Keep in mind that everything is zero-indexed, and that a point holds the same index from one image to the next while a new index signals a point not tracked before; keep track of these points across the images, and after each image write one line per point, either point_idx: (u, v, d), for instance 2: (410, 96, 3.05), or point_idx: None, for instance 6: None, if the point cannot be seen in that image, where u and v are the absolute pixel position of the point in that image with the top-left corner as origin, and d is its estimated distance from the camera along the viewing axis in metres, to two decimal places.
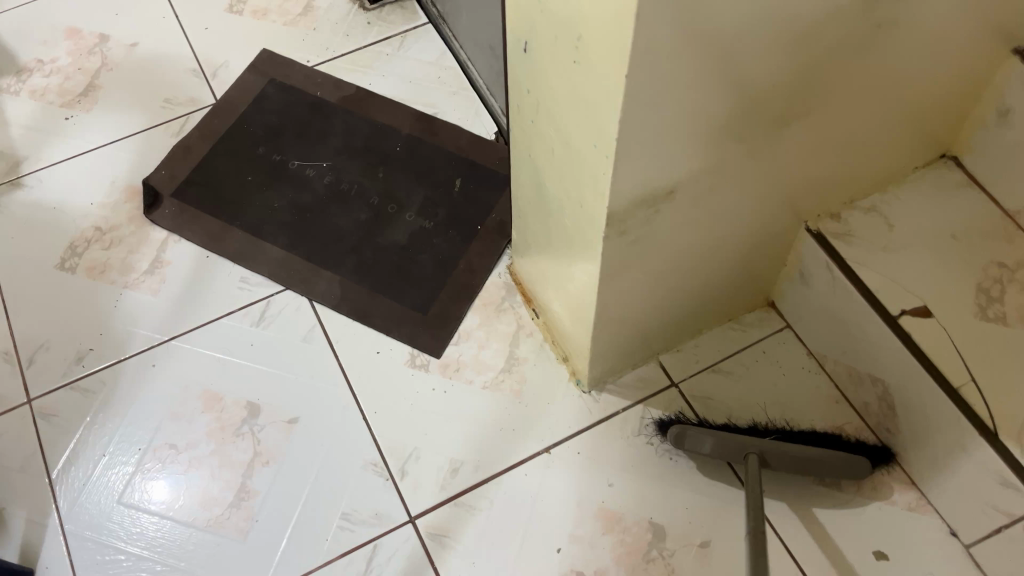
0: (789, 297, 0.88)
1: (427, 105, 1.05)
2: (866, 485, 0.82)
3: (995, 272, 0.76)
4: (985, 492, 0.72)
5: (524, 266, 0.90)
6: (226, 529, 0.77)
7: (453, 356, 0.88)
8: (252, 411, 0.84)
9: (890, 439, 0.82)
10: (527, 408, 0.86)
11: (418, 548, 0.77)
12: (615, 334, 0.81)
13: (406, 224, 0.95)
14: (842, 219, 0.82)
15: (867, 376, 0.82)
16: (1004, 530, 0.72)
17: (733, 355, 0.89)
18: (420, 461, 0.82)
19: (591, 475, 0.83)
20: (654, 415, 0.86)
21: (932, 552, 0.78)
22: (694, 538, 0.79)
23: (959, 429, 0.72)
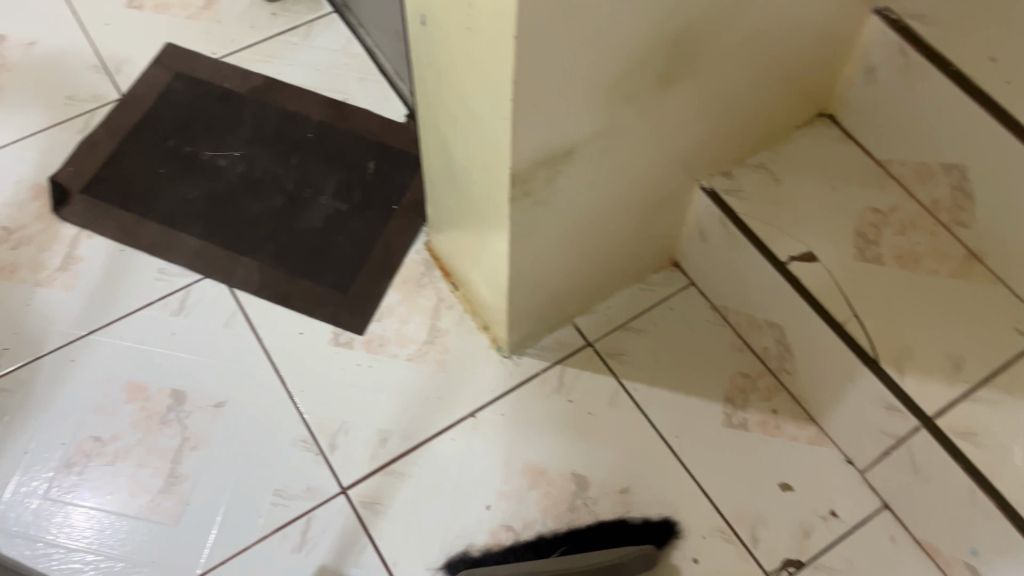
0: (689, 254, 0.94)
1: (339, 91, 1.10)
2: (771, 423, 0.87)
3: (871, 217, 0.82)
4: (873, 419, 0.77)
5: (440, 242, 0.94)
6: (158, 514, 0.81)
7: (375, 332, 0.92)
8: (177, 398, 0.87)
9: (788, 379, 0.88)
10: (450, 376, 0.90)
11: (352, 517, 0.81)
12: (529, 300, 0.84)
13: (322, 207, 0.99)
14: (732, 177, 0.85)
15: (763, 321, 0.87)
16: (892, 452, 0.77)
17: (642, 311, 0.95)
18: (349, 434, 0.86)
19: (515, 434, 0.87)
20: (572, 374, 0.91)
21: (831, 481, 0.84)
22: (614, 485, 0.84)
23: (846, 362, 0.77)
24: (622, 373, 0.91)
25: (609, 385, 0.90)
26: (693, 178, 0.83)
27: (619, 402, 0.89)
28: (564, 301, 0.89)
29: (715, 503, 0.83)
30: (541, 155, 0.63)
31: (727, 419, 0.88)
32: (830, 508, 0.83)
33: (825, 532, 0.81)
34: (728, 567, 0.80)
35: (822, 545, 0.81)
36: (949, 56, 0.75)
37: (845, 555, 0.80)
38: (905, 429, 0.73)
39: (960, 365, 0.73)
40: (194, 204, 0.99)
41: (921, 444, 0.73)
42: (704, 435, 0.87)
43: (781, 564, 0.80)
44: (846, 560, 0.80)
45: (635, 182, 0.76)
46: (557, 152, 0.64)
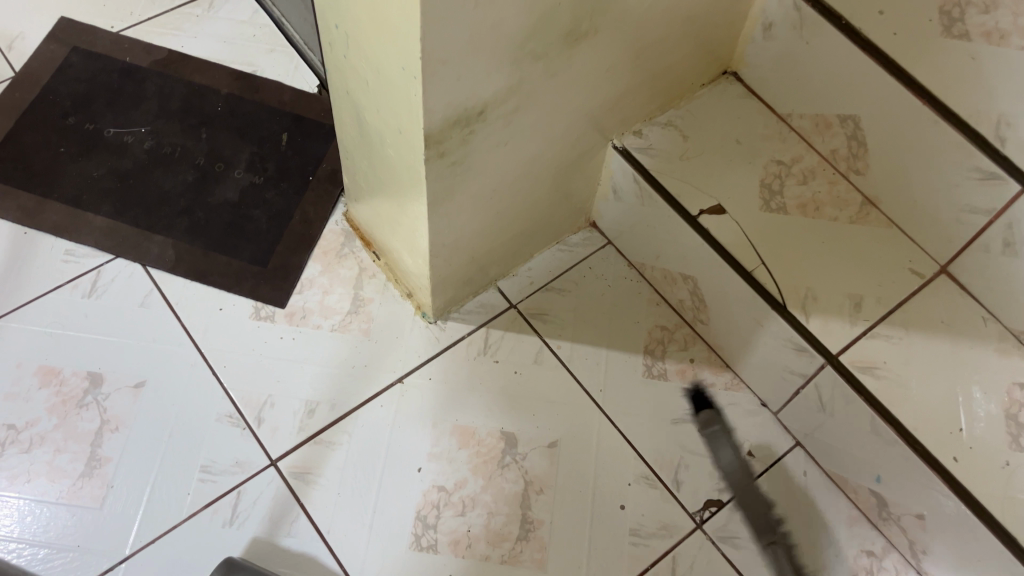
0: (605, 214, 0.96)
1: (247, 63, 1.07)
2: (689, 372, 0.91)
3: (775, 169, 0.85)
4: (783, 361, 0.81)
5: (358, 211, 0.93)
6: (81, 498, 0.79)
7: (297, 305, 0.91)
8: (94, 381, 0.85)
9: (704, 328, 0.92)
10: (375, 344, 0.90)
11: (283, 488, 0.81)
12: (450, 264, 0.85)
13: (236, 180, 0.98)
14: (643, 134, 0.87)
15: (677, 275, 0.90)
16: (801, 391, 0.82)
17: (562, 272, 0.96)
18: (276, 407, 0.85)
19: (444, 396, 0.88)
20: (497, 336, 0.92)
21: (747, 423, 0.88)
22: (543, 439, 0.86)
23: (756, 308, 0.80)
24: (545, 333, 0.93)
25: (534, 345, 0.92)
26: (604, 137, 0.85)
27: (544, 360, 0.91)
28: (486, 264, 0.90)
29: (639, 450, 0.86)
30: (453, 114, 0.63)
31: (648, 370, 0.91)
32: (747, 448, 0.87)
33: (743, 471, 0.86)
34: (654, 511, 0.83)
35: (740, 484, 0.85)
36: (840, 11, 0.77)
37: (762, 491, 0.85)
38: (812, 367, 0.78)
39: (859, 305, 0.77)
40: (100, 183, 0.96)
41: (827, 381, 0.77)
42: (627, 387, 0.90)
43: (702, 505, 0.84)
44: (762, 495, 0.85)
45: (549, 142, 0.78)
46: (469, 111, 0.65)
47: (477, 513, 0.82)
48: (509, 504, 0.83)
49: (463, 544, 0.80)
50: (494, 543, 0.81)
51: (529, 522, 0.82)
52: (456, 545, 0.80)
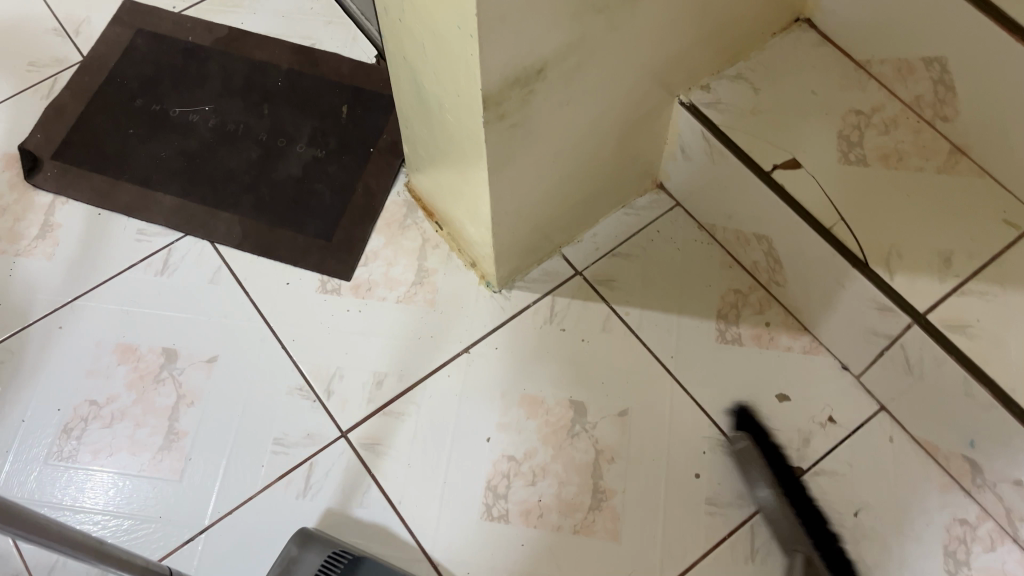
0: (673, 175, 0.93)
1: (306, 37, 1.07)
2: (765, 336, 0.87)
3: (853, 119, 0.81)
4: (866, 321, 0.77)
5: (419, 181, 0.92)
6: (160, 471, 0.81)
7: (362, 277, 0.91)
8: (169, 357, 0.87)
9: (779, 290, 0.88)
10: (441, 314, 0.89)
11: (353, 459, 0.82)
12: (514, 231, 0.83)
13: (298, 155, 0.98)
14: (711, 89, 0.84)
15: (751, 235, 0.86)
16: (886, 353, 0.78)
17: (629, 236, 0.94)
18: (345, 379, 0.86)
19: (511, 366, 0.87)
20: (563, 304, 0.90)
21: (828, 387, 0.85)
22: (613, 408, 0.84)
23: (835, 267, 0.76)
24: (613, 299, 0.90)
25: (601, 312, 0.90)
26: (670, 94, 0.82)
27: (612, 328, 0.89)
28: (550, 230, 0.88)
29: (713, 418, 0.84)
30: (512, 74, 0.61)
31: (721, 335, 0.87)
32: (828, 414, 0.83)
33: (825, 438, 0.82)
34: (730, 479, 0.81)
35: (821, 451, 0.82)
36: None
37: (844, 458, 0.81)
38: (897, 328, 0.73)
39: (949, 261, 0.72)
40: (168, 162, 0.97)
41: (915, 342, 0.73)
42: (699, 353, 0.87)
43: (782, 473, 0.81)
44: (845, 463, 0.81)
45: (612, 101, 0.75)
46: (529, 71, 0.62)
47: (548, 483, 0.81)
48: (580, 473, 0.81)
49: (534, 514, 0.79)
50: (566, 512, 0.79)
51: (600, 492, 0.80)
52: (527, 515, 0.79)
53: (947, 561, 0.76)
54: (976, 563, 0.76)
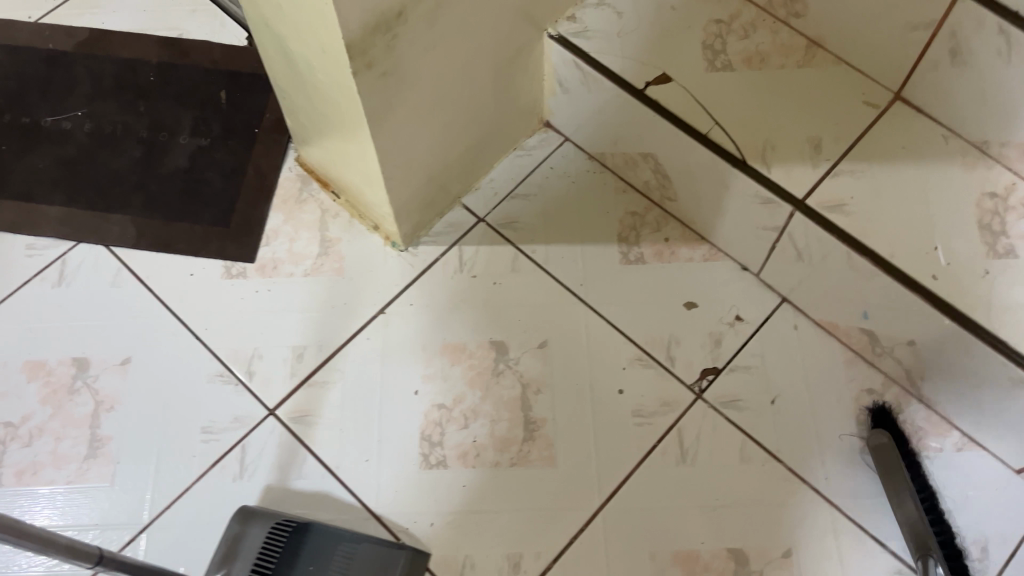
0: (556, 110, 0.94)
1: (172, 28, 1.05)
2: (667, 251, 0.90)
3: (715, 28, 0.84)
4: (753, 218, 0.81)
5: (309, 153, 0.92)
6: (89, 479, 0.80)
7: (267, 257, 0.91)
8: (81, 366, 0.85)
9: (672, 205, 0.91)
10: (351, 280, 0.90)
11: (285, 434, 0.82)
12: (408, 185, 0.84)
13: (183, 147, 0.96)
14: (577, 20, 0.86)
15: (638, 156, 0.89)
16: (777, 245, 0.81)
17: (524, 176, 0.95)
18: (265, 358, 0.85)
19: (427, 318, 0.88)
20: (471, 252, 0.91)
21: (731, 288, 0.88)
22: (533, 341, 0.87)
23: (717, 170, 0.79)
24: (517, 240, 0.92)
25: (508, 253, 0.91)
26: (538, 28, 0.83)
27: (521, 266, 0.90)
28: (445, 181, 0.89)
29: (629, 335, 0.87)
30: (371, 20, 0.62)
31: (625, 257, 0.90)
32: (735, 313, 0.87)
33: (735, 336, 0.86)
34: (652, 389, 0.84)
35: (733, 349, 0.86)
36: None
37: (756, 351, 0.85)
38: (782, 218, 0.77)
39: (819, 146, 0.76)
40: (47, 173, 0.94)
41: (800, 228, 0.77)
42: (606, 277, 0.89)
43: (700, 375, 0.84)
44: (757, 356, 0.85)
45: (480, 40, 0.76)
46: (387, 15, 0.63)
47: (480, 423, 0.83)
48: (510, 409, 0.83)
49: (471, 454, 0.81)
50: (502, 448, 0.82)
51: (531, 423, 0.83)
52: (464, 457, 0.81)
53: (860, 428, 0.82)
54: None
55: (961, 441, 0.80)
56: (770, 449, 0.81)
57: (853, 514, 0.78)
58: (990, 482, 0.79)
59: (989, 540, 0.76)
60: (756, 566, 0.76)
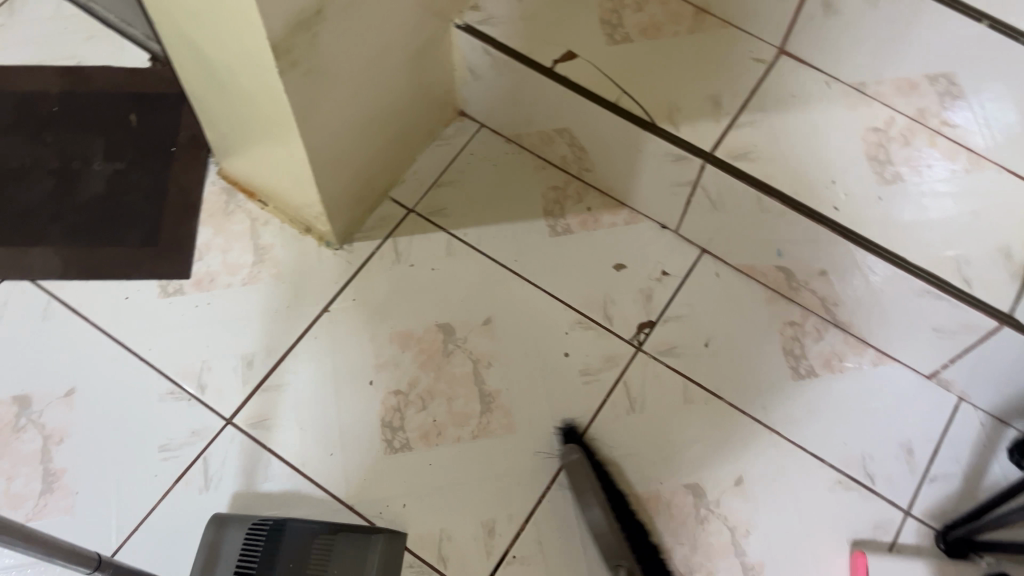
0: (470, 98, 0.98)
1: (69, 57, 1.03)
2: (591, 220, 0.95)
3: (610, 5, 0.90)
4: (667, 176, 0.86)
5: (231, 164, 0.93)
6: (49, 514, 0.78)
7: (201, 271, 0.91)
8: (23, 403, 0.83)
9: (590, 176, 0.96)
10: (290, 284, 0.91)
11: (245, 441, 0.82)
12: (336, 182, 0.86)
13: (98, 173, 0.95)
14: (480, 9, 0.90)
15: (553, 132, 0.93)
16: (692, 199, 0.87)
17: (447, 165, 0.98)
18: (214, 370, 0.86)
19: (371, 311, 0.90)
20: (405, 242, 0.94)
21: (654, 246, 0.94)
22: (478, 319, 0.90)
23: (629, 135, 0.84)
24: (448, 225, 0.95)
25: (441, 239, 0.94)
26: (445, 20, 0.87)
27: (455, 251, 0.93)
28: (371, 176, 0.92)
29: (566, 301, 0.91)
30: (293, 18, 0.64)
31: (553, 229, 0.95)
32: (661, 269, 0.93)
33: (664, 290, 0.92)
34: (595, 348, 0.89)
35: (664, 302, 0.91)
36: None
37: (685, 301, 0.91)
38: (694, 172, 0.83)
39: (719, 102, 0.83)
40: None
41: (712, 179, 0.83)
42: (537, 250, 0.94)
43: (637, 329, 0.90)
44: (686, 305, 0.91)
45: (391, 33, 0.79)
46: (307, 13, 0.65)
47: (438, 403, 0.85)
48: (464, 385, 0.86)
49: (433, 434, 0.84)
50: (462, 423, 0.84)
51: (487, 395, 0.86)
52: (427, 437, 0.84)
53: (788, 357, 0.88)
54: (811, 353, 0.89)
55: (876, 357, 0.88)
56: (710, 389, 0.87)
57: (792, 436, 0.85)
58: (905, 389, 0.87)
59: (912, 441, 0.84)
60: (712, 496, 0.82)
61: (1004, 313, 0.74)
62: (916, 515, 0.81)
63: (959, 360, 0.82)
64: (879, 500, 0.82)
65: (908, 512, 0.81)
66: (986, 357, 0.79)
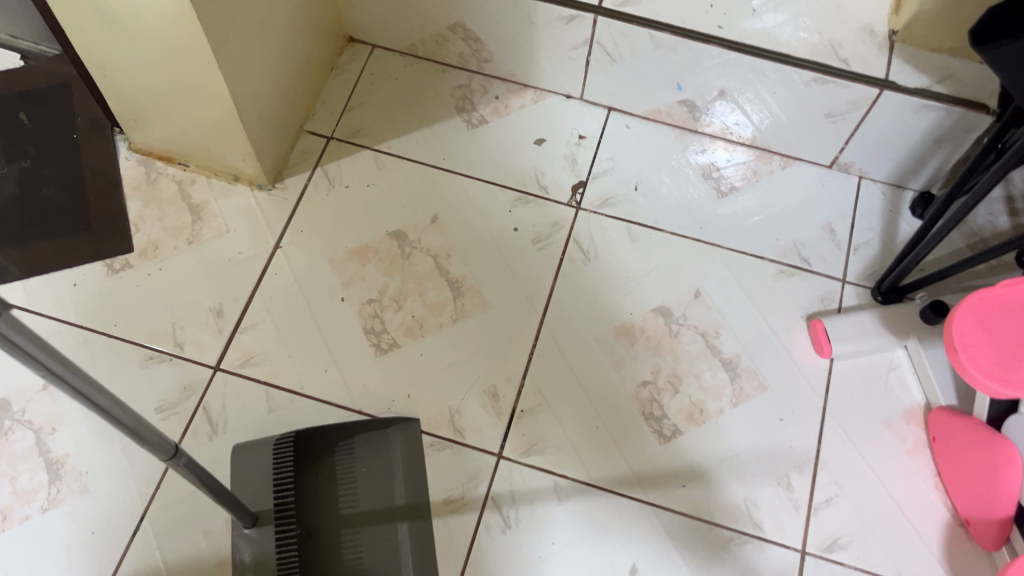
0: (356, 21, 1.01)
1: None
2: (501, 107, 1.01)
3: None
4: (564, 40, 0.93)
5: (140, 134, 0.92)
6: (64, 499, 0.78)
7: (143, 241, 0.91)
8: (2, 407, 0.81)
9: (490, 66, 1.01)
10: (235, 232, 0.92)
11: (238, 381, 0.84)
12: (257, 118, 0.87)
13: (5, 175, 0.92)
14: None
15: (446, 31, 0.98)
16: (590, 58, 0.94)
17: (352, 90, 1.01)
18: (187, 327, 0.86)
19: (323, 237, 0.92)
20: (334, 168, 0.96)
21: (565, 116, 1.01)
22: (425, 219, 0.94)
23: (520, 10, 0.90)
24: (370, 143, 0.98)
25: (368, 157, 0.97)
26: None
27: (384, 164, 0.97)
28: (287, 111, 0.94)
29: (501, 183, 0.96)
30: None
31: (470, 123, 1.00)
32: (578, 134, 1.00)
33: (586, 151, 0.98)
34: (539, 216, 0.94)
35: (588, 162, 0.98)
36: None
37: (607, 156, 0.98)
38: (589, 28, 0.90)
39: None
40: None
41: (605, 32, 0.90)
42: (461, 146, 0.98)
43: (573, 191, 0.96)
44: (609, 160, 0.98)
45: None
46: None
47: (411, 300, 0.89)
48: (431, 278, 0.91)
49: (416, 328, 0.88)
50: (439, 312, 0.89)
51: (455, 282, 0.91)
52: (411, 332, 0.88)
53: (709, 181, 0.97)
54: (727, 173, 0.98)
55: (783, 161, 0.98)
56: (650, 225, 0.94)
57: (731, 245, 0.94)
58: (814, 182, 0.97)
59: (832, 222, 0.95)
60: (679, 312, 0.90)
61: (880, 79, 0.84)
62: (851, 280, 0.92)
63: (852, 140, 0.93)
64: (818, 276, 0.92)
65: (844, 280, 0.92)
66: (873, 128, 0.90)
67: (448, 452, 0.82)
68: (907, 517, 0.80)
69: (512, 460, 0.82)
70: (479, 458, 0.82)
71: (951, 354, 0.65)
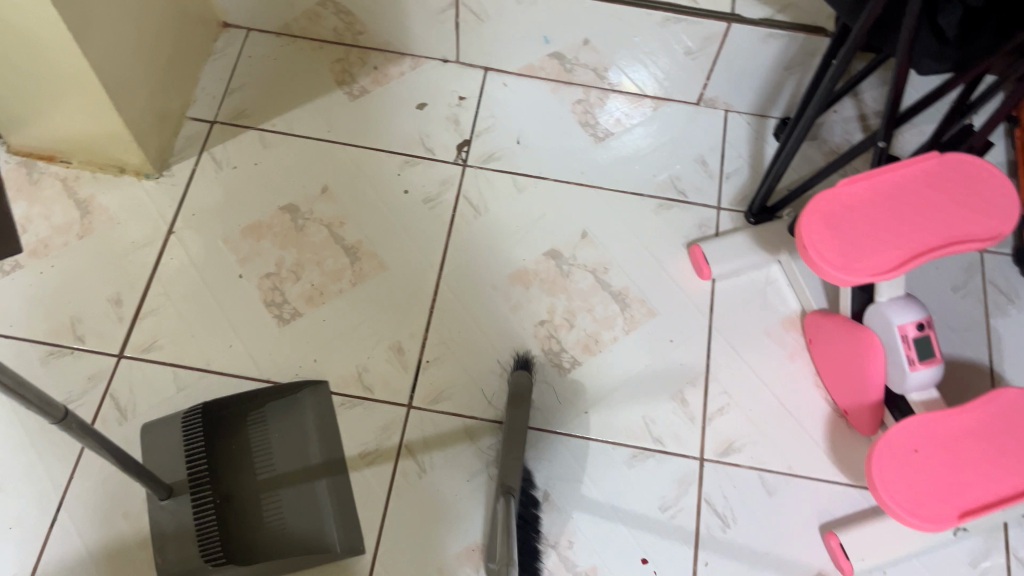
0: (226, 5, 1.02)
1: None
2: (381, 76, 1.04)
3: None
4: (431, 5, 0.96)
5: (16, 134, 0.92)
6: None
7: (32, 241, 0.91)
8: None
9: (365, 38, 1.03)
10: (125, 223, 0.92)
11: (143, 365, 0.85)
12: (135, 107, 0.88)
13: None
14: None
15: (317, 7, 1.00)
16: (459, 20, 0.97)
17: (231, 73, 1.03)
18: (86, 319, 0.87)
19: (215, 219, 0.93)
20: (220, 150, 0.98)
21: (443, 79, 1.04)
22: (316, 190, 0.96)
23: None
24: (254, 123, 1.00)
25: (253, 136, 0.99)
26: None
27: (270, 142, 0.99)
28: (165, 99, 0.94)
29: (387, 150, 0.99)
30: None
31: (352, 95, 1.02)
32: (458, 95, 1.03)
33: (467, 111, 1.02)
34: (427, 177, 0.98)
35: (470, 121, 1.01)
36: None
37: (487, 114, 1.02)
38: None
39: None
40: None
41: None
42: (344, 117, 1.01)
43: (458, 149, 0.99)
44: (490, 117, 1.02)
45: None
46: None
47: (309, 270, 0.91)
48: (327, 246, 0.93)
49: (316, 295, 0.90)
50: (338, 278, 0.91)
51: (351, 248, 0.93)
52: (312, 299, 0.90)
53: (586, 128, 1.02)
54: (601, 119, 1.03)
55: (653, 103, 1.04)
56: (534, 174, 0.99)
57: (612, 185, 0.98)
58: (684, 118, 1.03)
59: (704, 154, 1.01)
60: (569, 254, 0.94)
61: (727, 14, 0.90)
62: (726, 206, 0.98)
63: (712, 75, 0.99)
64: (694, 205, 0.98)
65: (719, 207, 0.97)
66: (729, 61, 0.96)
67: (359, 409, 0.84)
68: (793, 416, 0.87)
69: (422, 408, 0.85)
70: (390, 410, 0.85)
71: (801, 253, 0.71)
